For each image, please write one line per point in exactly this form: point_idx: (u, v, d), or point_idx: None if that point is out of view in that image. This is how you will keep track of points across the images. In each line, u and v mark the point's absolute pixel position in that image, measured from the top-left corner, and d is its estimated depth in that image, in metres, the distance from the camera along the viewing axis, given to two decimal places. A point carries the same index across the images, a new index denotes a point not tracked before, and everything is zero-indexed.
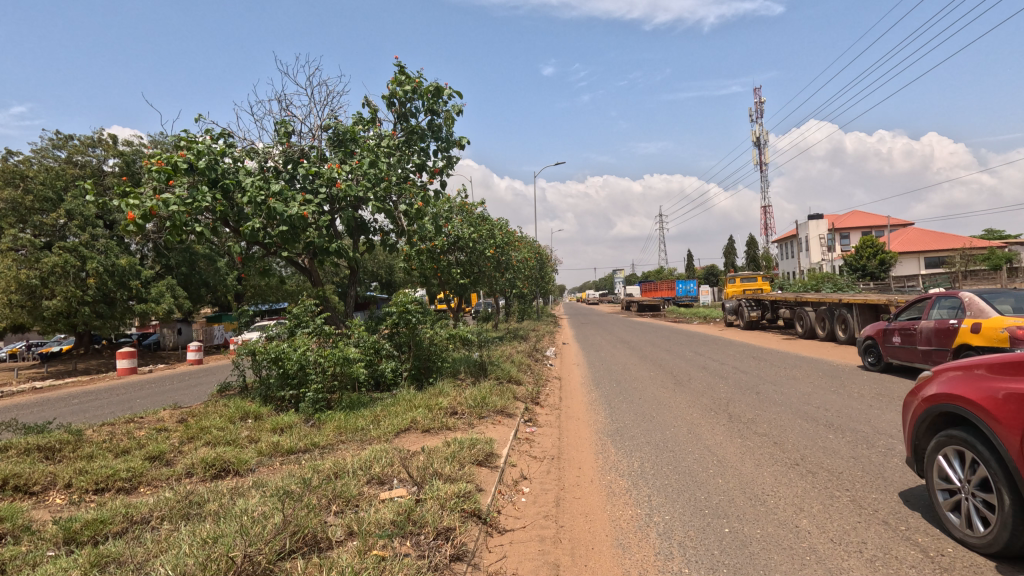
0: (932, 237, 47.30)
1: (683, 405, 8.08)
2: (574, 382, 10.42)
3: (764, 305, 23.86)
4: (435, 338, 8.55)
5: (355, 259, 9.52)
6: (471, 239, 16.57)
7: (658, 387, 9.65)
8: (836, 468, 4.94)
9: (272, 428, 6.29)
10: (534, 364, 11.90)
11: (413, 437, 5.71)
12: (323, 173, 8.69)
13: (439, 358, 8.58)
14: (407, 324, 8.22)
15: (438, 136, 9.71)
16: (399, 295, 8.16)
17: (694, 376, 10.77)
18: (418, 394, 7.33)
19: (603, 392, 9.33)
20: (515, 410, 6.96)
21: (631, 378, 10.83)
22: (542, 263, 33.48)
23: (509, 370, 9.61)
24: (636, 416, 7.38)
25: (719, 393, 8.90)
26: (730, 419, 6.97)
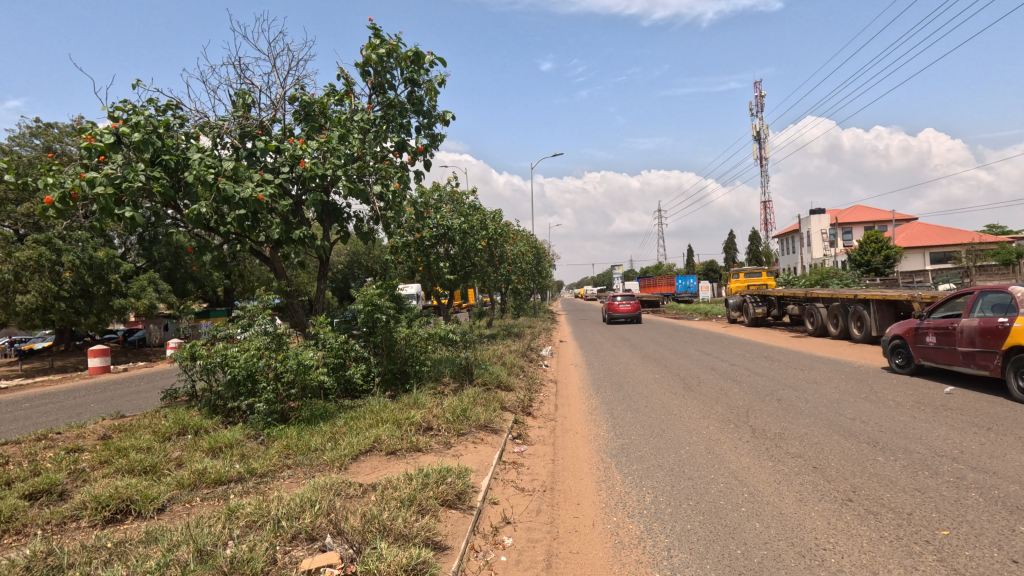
0: (937, 232, 46.38)
1: (696, 415, 7.04)
2: (572, 386, 9.39)
3: (770, 301, 22.82)
4: (414, 339, 7.50)
5: (326, 249, 8.42)
6: (462, 230, 15.51)
7: (665, 392, 8.60)
8: (902, 507, 3.90)
9: (208, 448, 5.25)
10: (528, 366, 10.86)
11: (374, 463, 4.67)
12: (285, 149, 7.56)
13: (418, 360, 7.56)
14: (381, 323, 7.17)
15: (421, 111, 8.62)
16: (370, 288, 7.14)
17: (703, 380, 9.73)
18: (390, 404, 6.30)
19: (604, 398, 8.28)
20: (503, 424, 5.92)
21: (634, 382, 9.78)
22: (539, 258, 32.50)
23: (499, 374, 8.57)
24: (642, 430, 6.35)
25: (735, 401, 7.85)
26: (754, 435, 5.95)
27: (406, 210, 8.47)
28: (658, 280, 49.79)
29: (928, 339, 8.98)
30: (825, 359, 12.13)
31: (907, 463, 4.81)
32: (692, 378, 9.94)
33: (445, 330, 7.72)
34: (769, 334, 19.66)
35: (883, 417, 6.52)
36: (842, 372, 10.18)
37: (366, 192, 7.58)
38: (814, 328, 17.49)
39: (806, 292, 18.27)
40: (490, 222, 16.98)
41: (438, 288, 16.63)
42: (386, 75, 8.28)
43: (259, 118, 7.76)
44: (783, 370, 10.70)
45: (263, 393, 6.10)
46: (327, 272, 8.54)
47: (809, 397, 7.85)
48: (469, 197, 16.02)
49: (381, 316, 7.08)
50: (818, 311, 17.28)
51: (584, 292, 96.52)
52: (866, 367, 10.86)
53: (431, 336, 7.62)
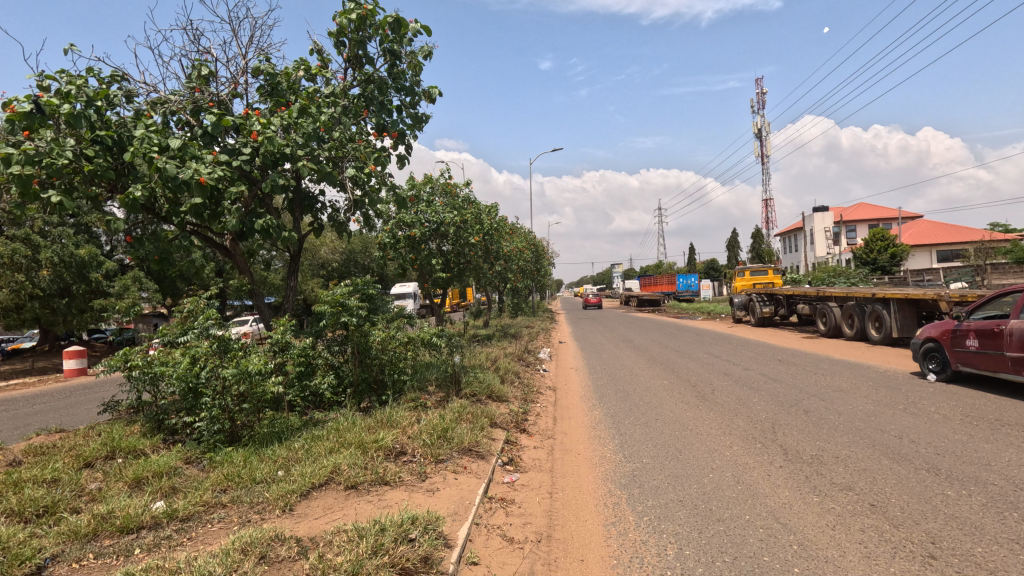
0: (944, 230, 45.49)
1: (714, 432, 6.12)
2: (572, 394, 8.48)
3: (778, 300, 21.89)
4: (392, 344, 6.59)
5: (295, 242, 7.45)
6: (455, 225, 14.56)
7: (677, 403, 7.68)
8: (1002, 568, 2.99)
9: (132, 478, 4.33)
10: (525, 371, 9.94)
11: (328, 501, 3.76)
12: (245, 126, 6.59)
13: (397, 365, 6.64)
14: (352, 326, 6.24)
15: (403, 88, 7.69)
16: (340, 287, 6.23)
17: (717, 387, 8.82)
18: (360, 421, 5.37)
19: (608, 410, 7.35)
20: (492, 447, 5.00)
21: (641, 389, 8.91)
22: (538, 256, 31.60)
23: (491, 382, 7.65)
24: (655, 452, 5.43)
25: (755, 412, 6.98)
26: (786, 459, 5.04)
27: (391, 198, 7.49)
28: (658, 278, 48.95)
29: (968, 343, 8.08)
30: (846, 363, 11.22)
31: (985, 500, 3.90)
32: (703, 385, 9.04)
33: (430, 333, 6.76)
34: (778, 334, 18.74)
35: (933, 435, 5.61)
36: (869, 378, 9.26)
37: (342, 174, 6.52)
38: (827, 329, 16.58)
39: (818, 290, 17.37)
40: (485, 217, 16.05)
41: (430, 286, 15.72)
42: (364, 46, 7.33)
43: (217, 92, 6.78)
44: (803, 375, 9.80)
45: (201, 405, 5.13)
46: (297, 266, 7.55)
47: (838, 409, 6.96)
48: (462, 189, 15.09)
49: (352, 318, 6.17)
50: (831, 311, 16.37)
51: (585, 291, 95.69)
52: (893, 372, 9.96)
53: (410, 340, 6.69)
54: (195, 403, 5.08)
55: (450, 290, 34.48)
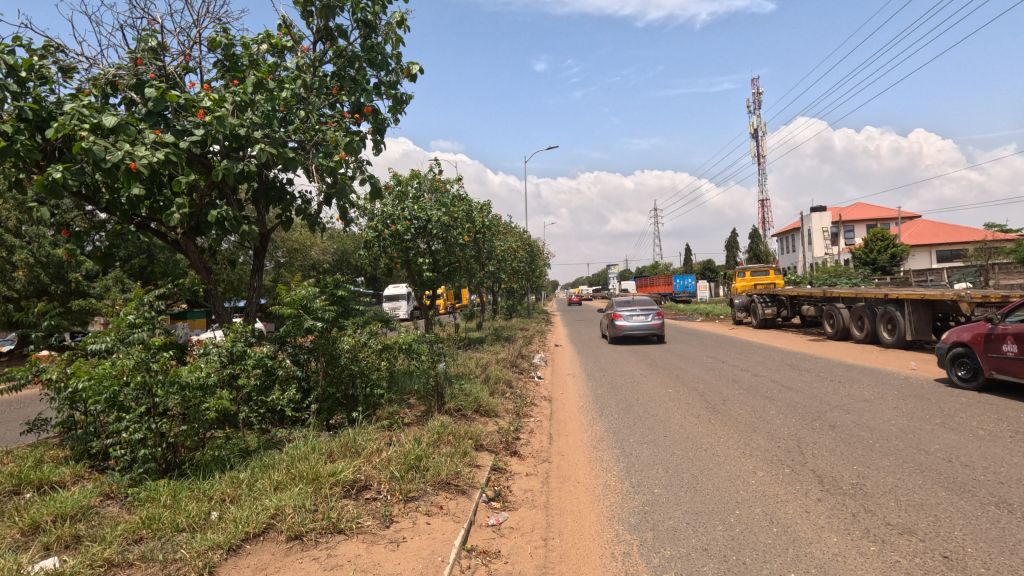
0: (943, 230, 45.04)
1: (733, 453, 5.33)
2: (568, 406, 7.68)
3: (781, 301, 21.19)
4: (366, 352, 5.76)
5: (259, 237, 6.64)
6: (444, 222, 13.74)
7: (687, 417, 6.89)
8: None
9: (27, 524, 3.48)
10: (518, 380, 9.12)
11: (263, 559, 2.97)
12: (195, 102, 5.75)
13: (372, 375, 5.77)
14: (317, 333, 5.43)
15: (378, 63, 6.97)
16: (304, 287, 5.44)
17: (728, 397, 8.06)
18: (322, 444, 4.56)
19: (610, 425, 6.57)
20: (476, 478, 4.20)
21: (645, 400, 8.12)
22: (532, 256, 30.79)
23: (480, 394, 6.85)
24: (667, 479, 4.65)
25: (776, 427, 6.22)
26: (822, 489, 4.28)
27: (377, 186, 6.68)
28: (654, 279, 48.32)
29: (1005, 348, 7.35)
30: (861, 368, 10.48)
31: None
32: (712, 395, 8.28)
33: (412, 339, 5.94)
34: (782, 337, 18.04)
35: (989, 458, 4.83)
36: (892, 386, 8.50)
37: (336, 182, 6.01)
38: (835, 332, 15.88)
39: (824, 291, 16.66)
40: (476, 214, 15.23)
41: (417, 287, 14.89)
42: (335, 15, 6.53)
43: (166, 66, 5.99)
44: (818, 383, 9.04)
45: (127, 427, 4.23)
46: (262, 264, 6.73)
47: (868, 424, 6.19)
48: (452, 185, 14.28)
49: (317, 323, 5.36)
50: (839, 313, 15.67)
51: (580, 292, 95.02)
52: (915, 379, 9.23)
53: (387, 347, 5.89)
54: (120, 425, 4.18)
55: (446, 288, 35.02)
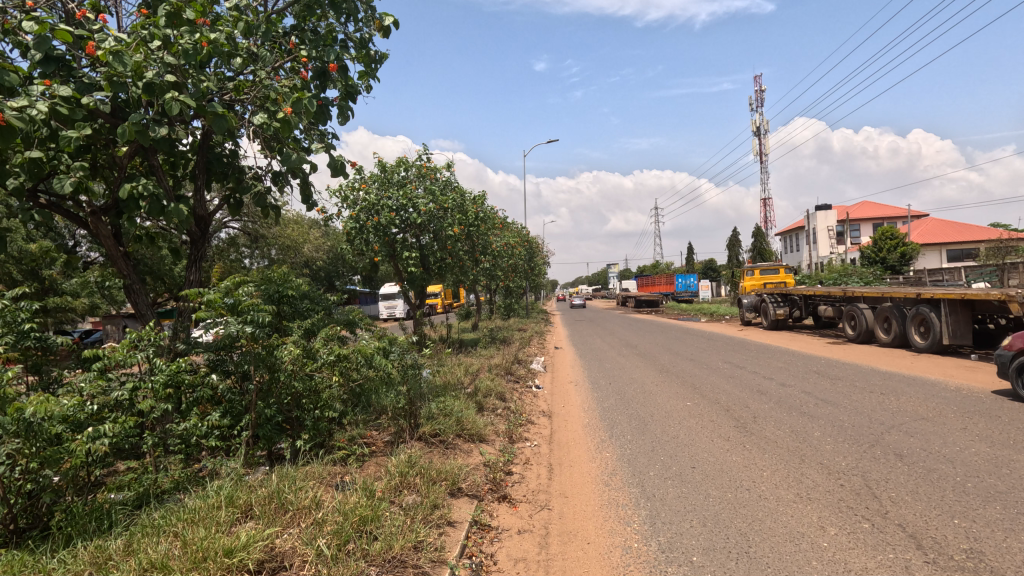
0: (953, 229, 43.96)
1: (787, 497, 4.13)
2: (572, 425, 6.48)
3: (793, 300, 20.03)
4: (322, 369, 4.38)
5: (195, 221, 5.41)
6: (431, 212, 12.63)
7: (717, 442, 5.67)
8: None
9: None
10: (512, 391, 7.89)
11: None
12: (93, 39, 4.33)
13: (328, 394, 4.41)
14: (252, 342, 4.16)
15: (345, 12, 5.74)
16: (229, 282, 4.14)
17: (761, 414, 6.85)
18: (241, 495, 3.31)
19: (624, 453, 5.36)
20: (447, 549, 2.99)
21: (661, 417, 6.90)
22: (531, 253, 29.51)
23: (465, 412, 5.63)
24: (708, 541, 3.45)
25: (832, 458, 5.01)
26: (927, 562, 3.09)
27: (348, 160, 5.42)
28: (655, 278, 47.29)
29: None
30: (900, 377, 9.25)
31: None
32: (740, 411, 7.06)
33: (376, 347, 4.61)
34: (798, 339, 16.84)
35: None
36: (946, 400, 7.29)
37: (290, 156, 4.75)
38: (857, 335, 14.69)
39: (844, 291, 15.50)
40: (469, 205, 14.02)
41: (404, 284, 13.67)
42: None
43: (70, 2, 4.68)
44: (858, 395, 7.85)
45: None
46: (201, 252, 5.52)
47: (944, 455, 4.98)
48: (442, 173, 13.12)
49: (246, 329, 4.05)
50: (862, 315, 14.51)
51: (580, 291, 93.95)
52: (968, 390, 8.05)
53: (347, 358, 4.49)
54: None
55: (443, 285, 34.26)
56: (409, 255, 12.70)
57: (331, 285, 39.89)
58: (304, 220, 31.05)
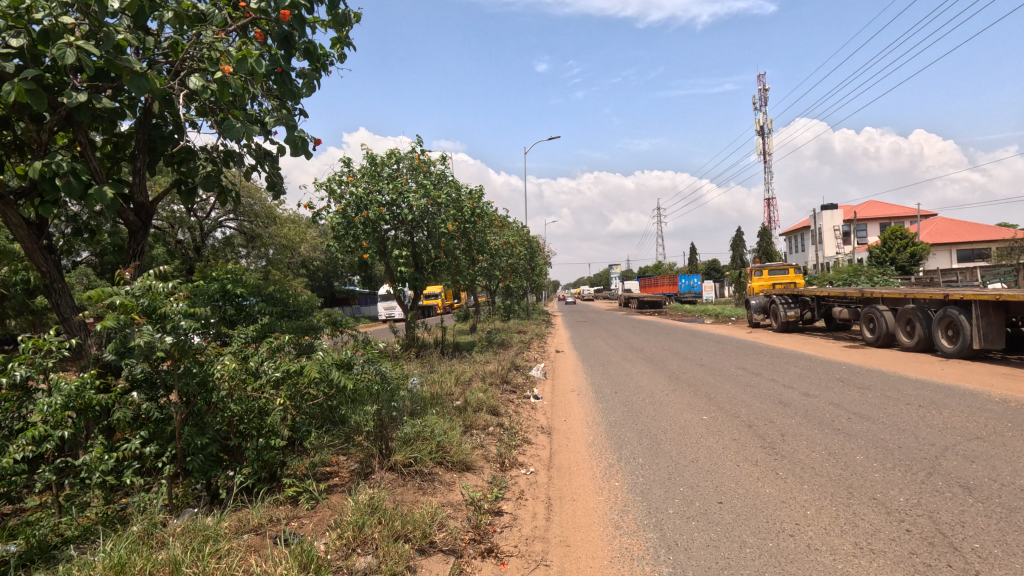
0: (963, 228, 43.03)
1: (845, 550, 3.29)
2: (575, 446, 5.66)
3: (804, 302, 19.20)
4: (267, 389, 3.52)
5: (133, 208, 4.61)
6: (424, 207, 11.86)
7: (745, 469, 4.82)
8: None
9: None
10: (506, 404, 7.07)
11: None
12: None
13: (274, 419, 3.56)
14: (176, 358, 3.31)
15: None
16: (144, 280, 3.27)
17: (789, 431, 6.02)
18: (131, 562, 2.48)
19: (638, 485, 4.52)
20: None
21: (676, 434, 6.07)
22: (531, 252, 28.73)
23: (449, 432, 4.81)
24: None
25: (886, 492, 4.18)
26: None
27: (311, 139, 4.68)
28: (659, 279, 46.47)
29: None
30: (934, 386, 8.42)
31: None
32: (765, 427, 6.23)
33: (334, 358, 3.77)
34: (812, 343, 16.01)
35: None
36: (996, 415, 6.46)
37: (236, 131, 3.97)
38: (875, 338, 13.85)
39: (861, 291, 14.65)
40: (465, 201, 13.21)
41: (395, 284, 12.88)
42: None
43: None
44: (895, 408, 7.01)
45: None
46: (141, 245, 4.71)
47: (1022, 488, 4.14)
48: (436, 166, 12.34)
49: (166, 340, 3.20)
50: (882, 317, 13.67)
51: (582, 292, 93.14)
52: (1015, 402, 7.21)
53: (295, 373, 3.63)
54: None
55: (442, 286, 33.48)
56: (400, 252, 11.91)
57: (329, 286, 39.17)
58: (300, 219, 30.34)
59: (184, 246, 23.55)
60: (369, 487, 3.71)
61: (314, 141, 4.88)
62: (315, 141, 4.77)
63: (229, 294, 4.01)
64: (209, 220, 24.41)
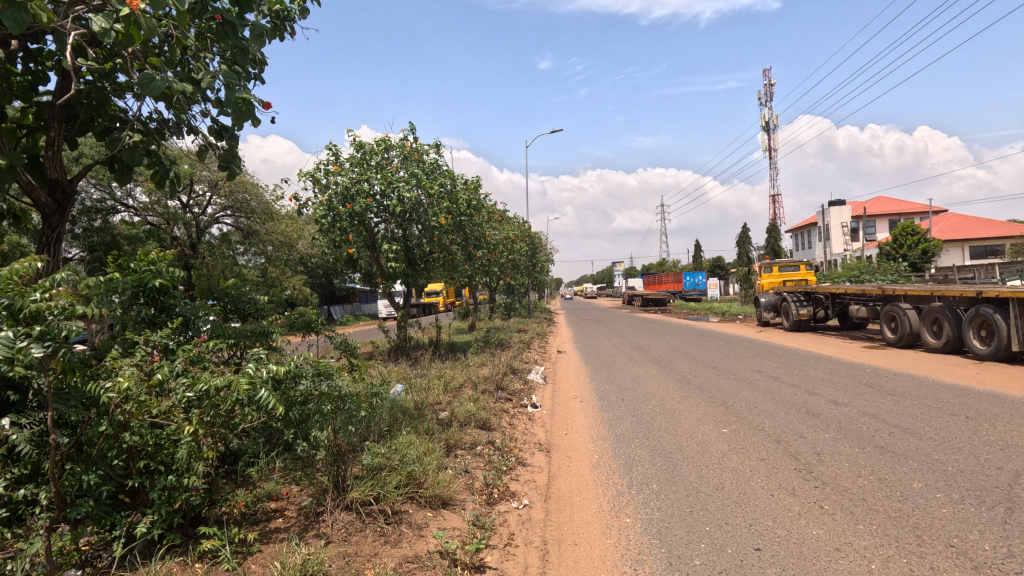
0: (976, 224, 42.02)
1: None
2: (577, 469, 4.84)
3: (818, 299, 18.36)
4: (175, 414, 2.70)
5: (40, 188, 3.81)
6: (414, 197, 11.04)
7: (784, 503, 3.99)
8: None
9: None
10: (499, 415, 6.28)
11: None
12: None
13: (186, 453, 2.68)
14: (53, 378, 2.52)
15: None
16: (10, 270, 2.50)
17: (826, 450, 5.19)
18: None
19: (657, 524, 3.69)
20: None
21: (695, 453, 5.26)
22: (534, 248, 27.97)
23: (424, 456, 4.01)
24: None
25: (964, 537, 3.36)
26: None
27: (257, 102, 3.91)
28: (664, 276, 45.67)
29: None
30: (975, 394, 7.58)
31: None
32: (796, 444, 5.40)
33: (270, 370, 2.95)
34: (828, 342, 15.19)
35: None
36: None
37: (151, 85, 3.22)
38: (898, 338, 13.01)
39: (882, 289, 13.81)
40: (461, 192, 12.42)
41: (386, 281, 12.10)
42: None
43: None
44: (940, 419, 6.18)
45: None
46: (56, 230, 3.94)
47: None
48: (429, 155, 11.52)
49: (34, 350, 2.40)
50: (905, 315, 12.84)
51: (585, 289, 92.34)
52: None
53: (217, 394, 2.75)
54: None
55: (443, 283, 32.86)
56: (390, 247, 11.13)
57: (329, 284, 38.57)
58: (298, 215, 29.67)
59: (179, 243, 22.95)
60: (311, 540, 2.91)
61: (265, 106, 4.08)
62: (264, 106, 4.01)
63: (147, 291, 3.24)
64: (205, 216, 23.79)
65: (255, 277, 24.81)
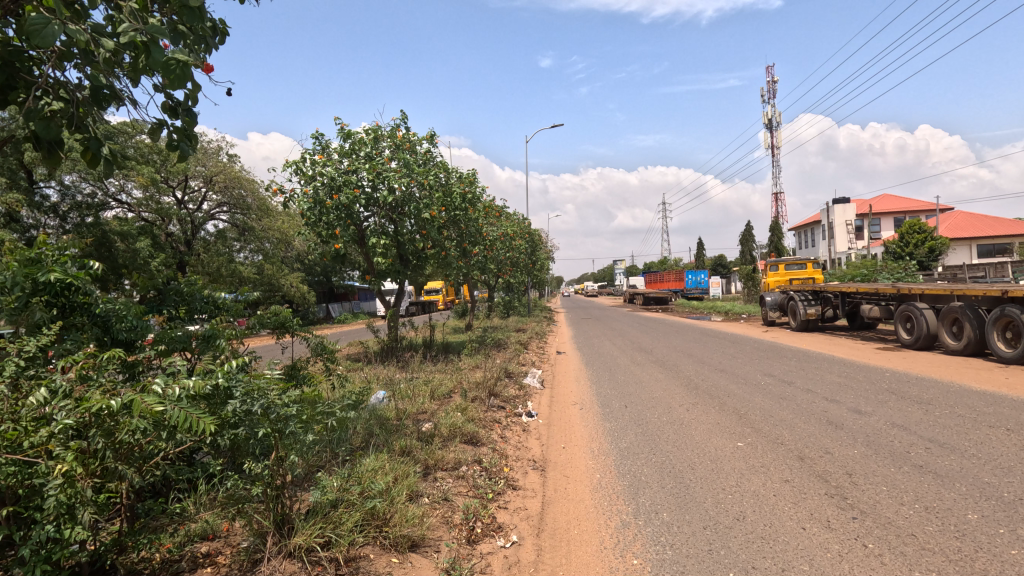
0: (983, 222, 41.29)
1: None
2: (575, 493, 4.23)
3: (827, 298, 17.73)
4: (51, 448, 2.11)
5: None
6: (404, 189, 10.42)
7: (818, 540, 3.37)
8: None
9: None
10: (490, 426, 5.67)
11: None
12: None
13: (64, 499, 2.03)
14: None
15: None
16: None
17: (857, 470, 4.57)
18: None
19: (669, 567, 3.08)
20: None
21: (709, 472, 4.64)
22: (534, 246, 27.33)
23: (393, 483, 3.39)
24: None
25: None
26: None
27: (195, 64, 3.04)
28: (666, 274, 45.05)
29: None
30: (1009, 402, 6.96)
31: None
32: (823, 463, 4.78)
33: (184, 386, 2.35)
34: (839, 343, 14.57)
35: None
36: None
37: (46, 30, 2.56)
38: (914, 339, 12.39)
39: (897, 288, 13.17)
40: (456, 185, 11.80)
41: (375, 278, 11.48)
42: None
43: None
44: (978, 433, 5.56)
45: None
46: None
47: None
48: (421, 145, 10.89)
49: None
50: (922, 316, 12.21)
51: (586, 287, 91.82)
52: None
53: (107, 418, 2.18)
54: None
55: (442, 282, 32.32)
56: (380, 241, 10.51)
57: (327, 282, 38.05)
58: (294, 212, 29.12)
59: (173, 240, 22.44)
60: None
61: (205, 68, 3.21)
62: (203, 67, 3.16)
63: (51, 288, 2.89)
64: (199, 213, 23.22)
65: (251, 275, 24.29)
